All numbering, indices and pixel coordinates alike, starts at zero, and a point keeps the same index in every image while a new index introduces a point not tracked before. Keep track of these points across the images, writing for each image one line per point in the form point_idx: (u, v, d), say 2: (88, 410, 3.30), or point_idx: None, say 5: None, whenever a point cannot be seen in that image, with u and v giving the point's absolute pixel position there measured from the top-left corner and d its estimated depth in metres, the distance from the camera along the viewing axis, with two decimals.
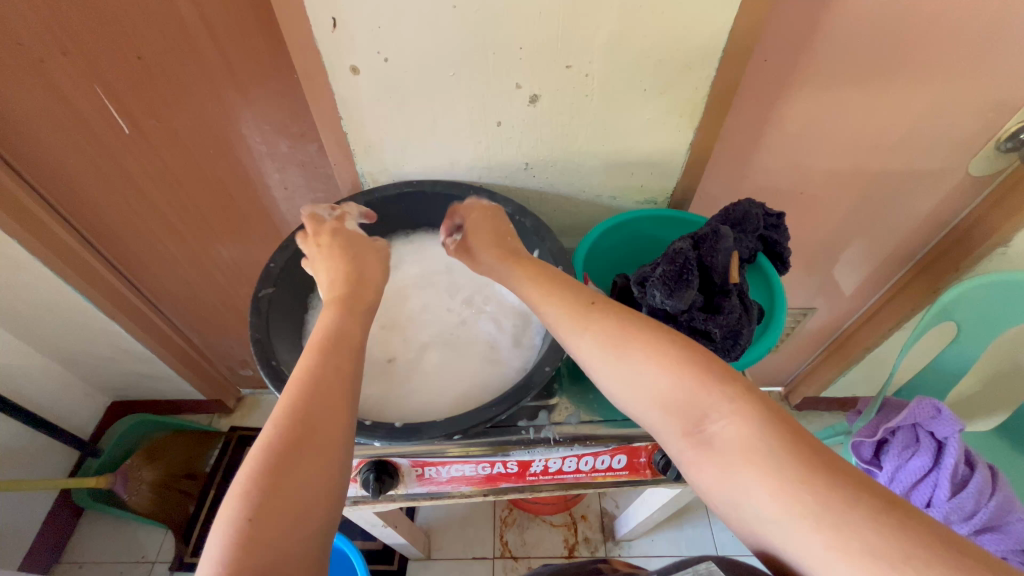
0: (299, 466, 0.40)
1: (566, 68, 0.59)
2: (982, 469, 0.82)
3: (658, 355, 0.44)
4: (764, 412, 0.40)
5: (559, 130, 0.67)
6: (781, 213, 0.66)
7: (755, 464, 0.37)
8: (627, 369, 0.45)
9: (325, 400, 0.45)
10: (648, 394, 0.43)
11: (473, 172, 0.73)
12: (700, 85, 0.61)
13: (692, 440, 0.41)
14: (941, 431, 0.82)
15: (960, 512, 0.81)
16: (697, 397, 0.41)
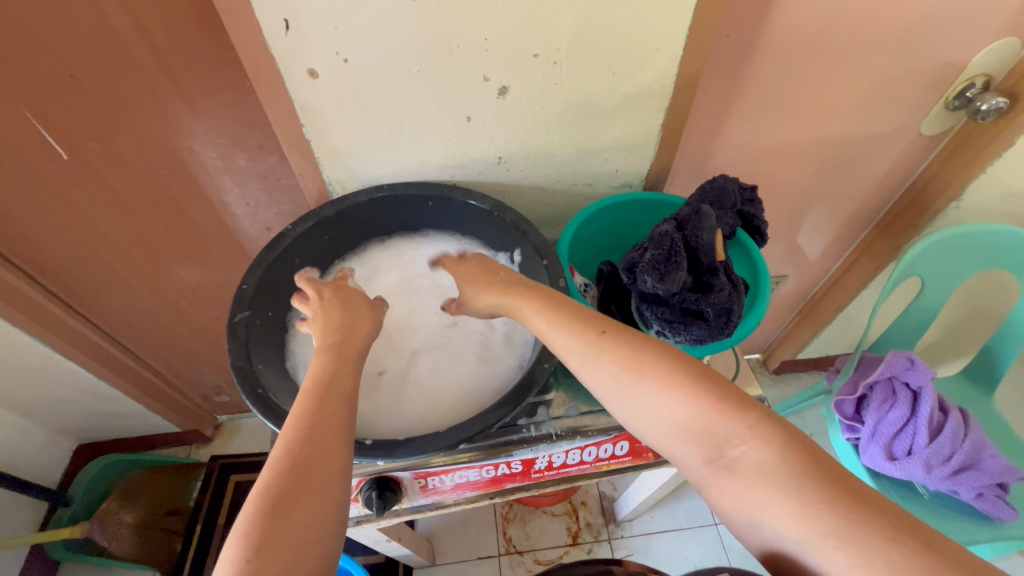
0: (297, 504, 0.39)
1: (534, 57, 0.58)
2: (954, 413, 0.87)
3: (676, 385, 0.44)
4: (782, 436, 0.41)
5: (530, 121, 0.65)
6: (753, 186, 0.67)
7: (773, 486, 0.38)
8: (644, 399, 0.45)
9: (323, 434, 0.43)
10: (666, 423, 0.44)
11: (446, 171, 0.71)
12: (668, 65, 0.61)
13: (713, 465, 0.42)
14: (914, 381, 0.88)
15: (939, 456, 0.85)
16: (717, 423, 0.42)
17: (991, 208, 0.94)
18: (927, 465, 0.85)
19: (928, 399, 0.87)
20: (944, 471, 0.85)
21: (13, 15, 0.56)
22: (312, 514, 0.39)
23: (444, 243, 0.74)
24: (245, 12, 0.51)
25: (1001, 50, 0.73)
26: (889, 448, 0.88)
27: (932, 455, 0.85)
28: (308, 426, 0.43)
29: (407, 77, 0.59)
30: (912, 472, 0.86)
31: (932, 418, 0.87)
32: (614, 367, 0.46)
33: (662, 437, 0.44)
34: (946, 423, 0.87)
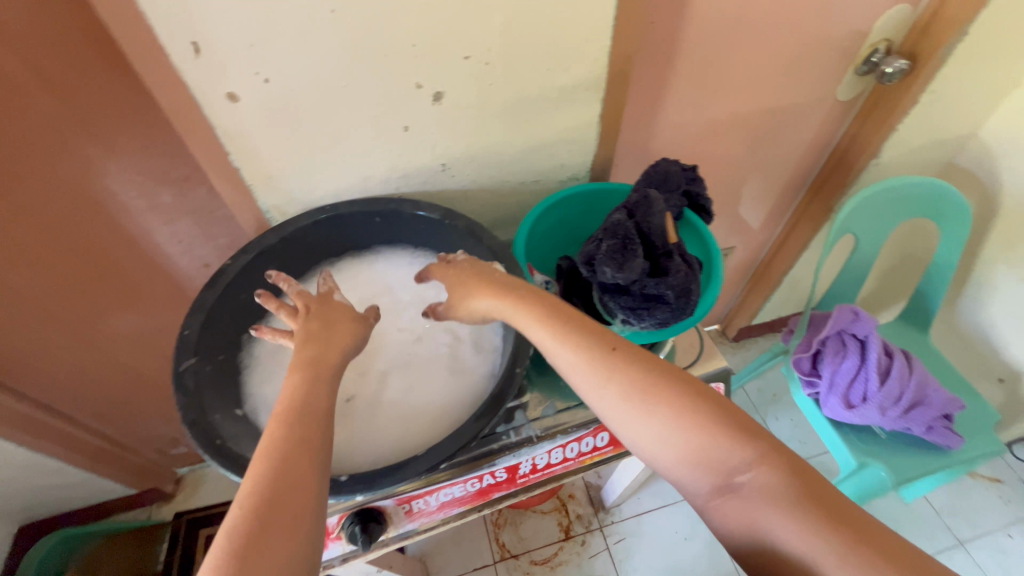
0: (265, 556, 0.36)
1: (465, 59, 0.57)
2: (898, 354, 0.93)
3: (688, 411, 0.45)
4: (783, 461, 0.43)
5: (470, 124, 0.64)
6: (694, 167, 0.69)
7: (780, 512, 0.41)
8: (656, 421, 0.45)
9: (291, 478, 0.39)
10: (675, 446, 0.45)
11: (390, 183, 0.69)
12: (599, 56, 0.62)
13: (719, 487, 0.44)
14: (860, 331, 0.93)
15: (891, 398, 0.91)
16: (724, 449, 0.44)
17: (906, 162, 1.02)
18: (881, 408, 0.91)
19: (874, 347, 0.92)
20: (897, 412, 0.91)
21: None
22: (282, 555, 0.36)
23: (398, 258, 0.72)
24: (149, 35, 0.47)
25: (898, 16, 0.79)
26: (847, 398, 0.93)
27: (884, 398, 0.91)
28: (279, 458, 0.40)
29: (337, 92, 0.56)
30: (869, 417, 0.92)
31: (880, 364, 0.92)
32: (619, 395, 0.46)
33: (663, 459, 0.46)
34: (892, 366, 0.92)
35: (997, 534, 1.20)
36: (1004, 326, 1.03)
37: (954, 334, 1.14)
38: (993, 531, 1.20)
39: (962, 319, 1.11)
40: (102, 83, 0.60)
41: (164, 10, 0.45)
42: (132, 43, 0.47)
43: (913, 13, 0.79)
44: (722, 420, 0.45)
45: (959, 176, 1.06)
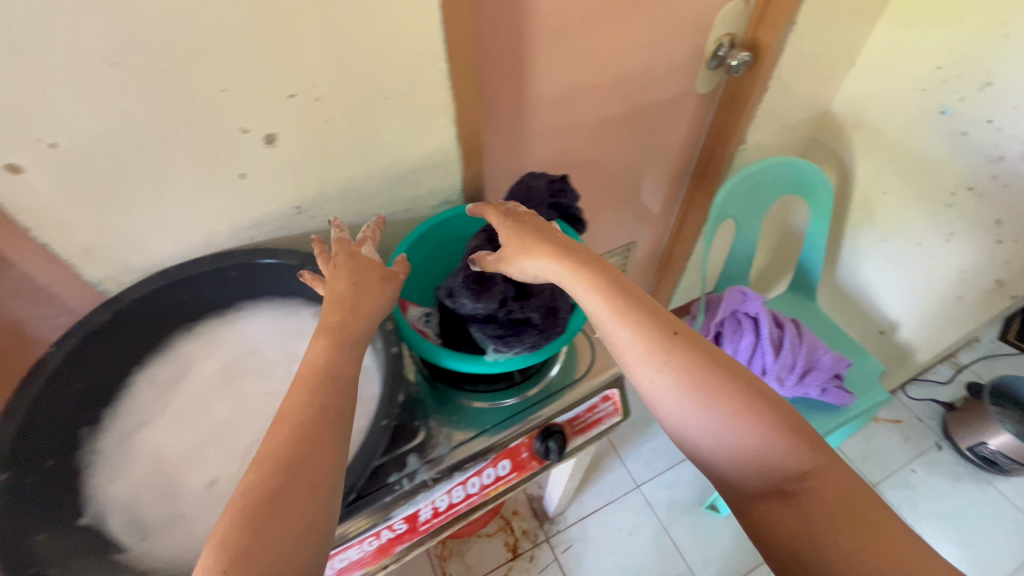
0: (280, 513, 0.36)
1: (290, 97, 0.53)
2: (788, 326, 0.99)
3: (749, 413, 0.44)
4: (846, 480, 0.43)
5: (316, 163, 0.60)
6: (564, 177, 0.70)
7: (843, 528, 0.40)
8: (711, 416, 0.45)
9: (315, 443, 0.39)
10: (729, 443, 0.45)
11: (242, 235, 0.63)
12: (439, 80, 0.60)
13: (774, 492, 0.43)
14: (751, 308, 0.97)
15: (785, 368, 0.96)
16: (786, 456, 0.43)
17: (773, 143, 1.08)
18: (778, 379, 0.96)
19: (765, 322, 0.97)
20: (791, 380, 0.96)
21: None
22: (287, 531, 0.36)
23: (265, 314, 0.66)
24: None
25: (735, 10, 0.82)
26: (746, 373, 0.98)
27: (779, 370, 0.95)
28: (296, 437, 0.39)
29: (152, 146, 0.51)
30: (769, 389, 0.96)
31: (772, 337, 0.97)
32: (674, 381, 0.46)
33: (714, 450, 0.46)
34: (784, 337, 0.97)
35: (902, 471, 1.31)
36: (876, 283, 1.12)
37: (838, 296, 1.22)
38: (899, 469, 1.31)
39: (842, 281, 1.20)
40: None
41: None
42: None
43: (750, 6, 0.83)
44: (773, 414, 0.45)
45: (821, 151, 1.14)
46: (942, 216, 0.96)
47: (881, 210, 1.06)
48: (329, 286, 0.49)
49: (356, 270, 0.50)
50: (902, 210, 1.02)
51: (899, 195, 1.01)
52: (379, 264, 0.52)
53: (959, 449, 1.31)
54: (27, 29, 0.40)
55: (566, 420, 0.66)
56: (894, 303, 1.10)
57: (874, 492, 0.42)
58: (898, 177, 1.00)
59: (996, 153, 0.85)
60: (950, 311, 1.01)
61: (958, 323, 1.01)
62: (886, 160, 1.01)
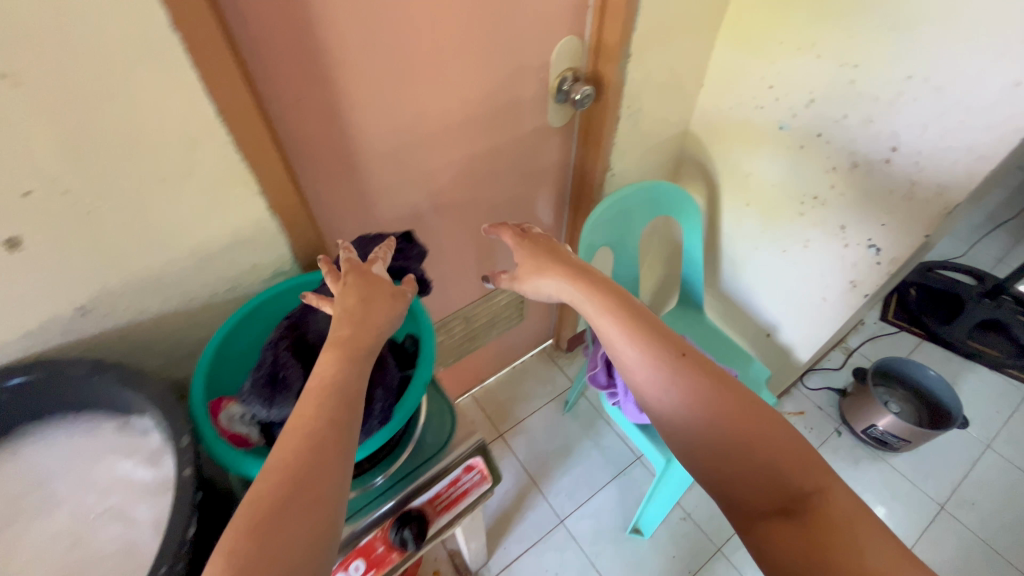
0: (284, 524, 0.36)
1: (26, 196, 0.45)
2: None
3: (756, 429, 0.51)
4: (843, 503, 0.45)
5: (89, 259, 0.52)
6: (402, 236, 0.66)
7: (840, 537, 0.43)
8: (718, 428, 0.52)
9: (319, 456, 0.39)
10: (737, 454, 0.50)
11: (10, 350, 0.54)
12: (226, 154, 0.54)
13: (779, 506, 0.47)
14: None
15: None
16: (789, 470, 0.48)
17: (641, 166, 1.09)
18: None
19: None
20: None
21: None
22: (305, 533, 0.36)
23: (55, 436, 0.57)
24: None
25: (569, 46, 0.82)
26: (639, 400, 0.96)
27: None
28: (309, 443, 0.39)
29: None
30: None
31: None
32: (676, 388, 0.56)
33: (722, 455, 0.51)
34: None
35: None
36: (755, 290, 1.16)
37: (726, 304, 1.26)
38: None
39: (726, 290, 1.23)
40: None
41: None
42: None
43: (585, 41, 0.83)
44: (769, 425, 0.51)
45: (690, 168, 1.16)
46: (796, 224, 1.00)
47: (748, 222, 1.09)
48: (339, 300, 0.49)
49: (367, 288, 0.51)
50: (763, 220, 1.06)
51: (759, 206, 1.05)
52: (386, 283, 0.53)
53: (856, 433, 1.38)
54: None
55: (425, 500, 0.61)
56: (772, 307, 1.14)
57: (865, 514, 0.45)
58: (755, 190, 1.04)
59: (830, 164, 0.89)
60: (818, 313, 1.05)
61: (825, 324, 1.05)
62: (743, 174, 1.05)
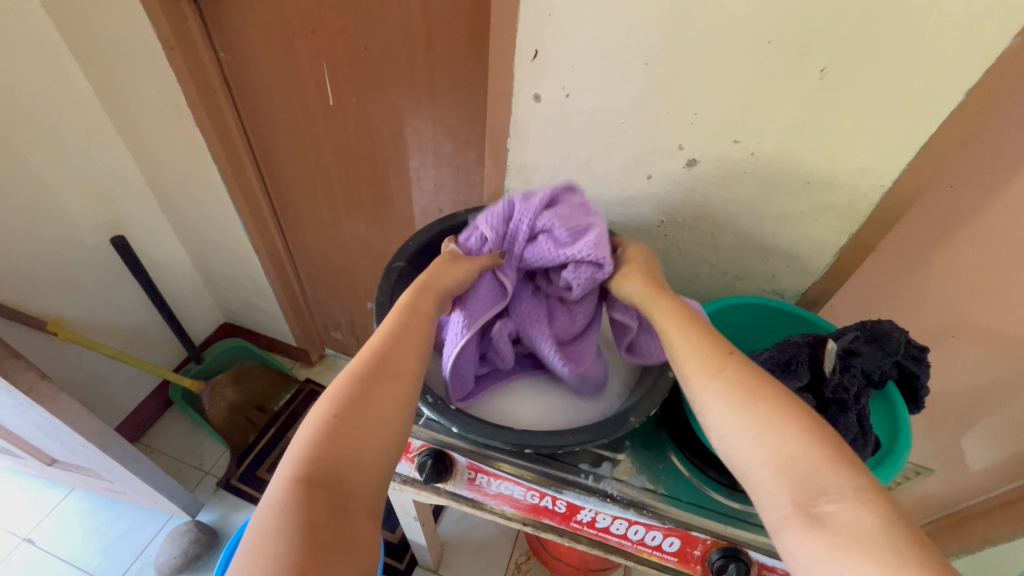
0: (363, 425, 0.40)
1: (733, 142, 0.60)
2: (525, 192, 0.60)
3: (778, 423, 0.40)
4: (884, 510, 0.35)
5: (707, 200, 0.67)
6: (925, 347, 0.61)
7: (861, 550, 0.33)
8: (740, 432, 0.41)
9: (388, 382, 0.43)
10: (761, 461, 0.39)
11: (608, 215, 0.75)
12: (870, 192, 0.59)
13: (801, 510, 0.36)
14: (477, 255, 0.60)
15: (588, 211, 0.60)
16: (817, 466, 0.37)
17: None
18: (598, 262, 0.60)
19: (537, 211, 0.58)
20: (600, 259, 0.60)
21: (363, 25, 0.74)
22: (381, 429, 0.41)
23: None
24: (533, 85, 0.65)
25: None
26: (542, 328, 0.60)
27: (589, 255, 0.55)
28: None
29: (609, 159, 0.68)
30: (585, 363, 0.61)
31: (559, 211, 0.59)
32: (694, 353, 0.46)
33: (741, 449, 0.40)
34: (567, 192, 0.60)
35: None
36: None
37: None
38: None
39: None
40: (460, 81, 0.75)
41: (550, 72, 0.63)
42: (496, 47, 0.63)
43: None
44: None
45: None
46: None
47: None
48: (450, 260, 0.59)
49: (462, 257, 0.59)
50: None
51: None
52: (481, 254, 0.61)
53: None
54: (623, 66, 0.59)
55: (762, 561, 0.60)
56: None
57: (868, 502, 0.35)
58: None
59: None
60: None
61: None
62: None
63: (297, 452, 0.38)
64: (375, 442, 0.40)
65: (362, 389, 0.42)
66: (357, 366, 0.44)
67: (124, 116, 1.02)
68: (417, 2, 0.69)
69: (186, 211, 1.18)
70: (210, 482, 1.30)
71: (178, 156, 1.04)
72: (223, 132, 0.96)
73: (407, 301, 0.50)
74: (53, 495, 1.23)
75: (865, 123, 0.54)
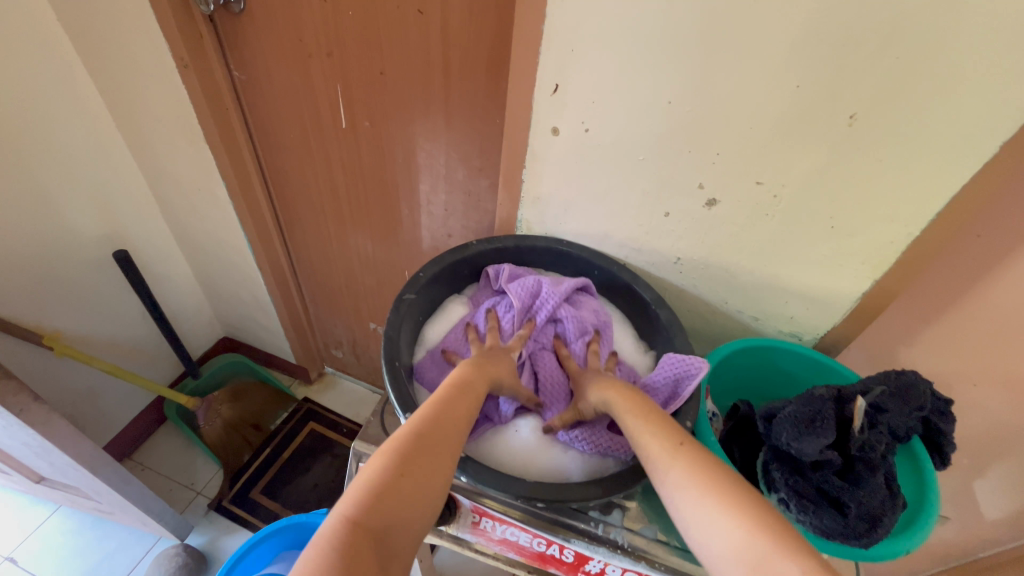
0: (421, 480, 0.44)
1: (755, 183, 0.59)
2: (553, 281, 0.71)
3: (734, 513, 0.41)
4: None
5: (726, 240, 0.65)
6: (950, 401, 0.58)
7: None
8: (701, 526, 0.42)
9: (442, 442, 0.48)
10: (725, 554, 0.40)
11: (622, 250, 0.73)
12: (896, 239, 0.57)
13: None
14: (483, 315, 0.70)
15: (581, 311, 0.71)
16: (773, 556, 0.38)
17: None
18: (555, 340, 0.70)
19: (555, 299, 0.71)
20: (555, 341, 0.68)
21: (380, 50, 0.73)
22: (435, 487, 0.45)
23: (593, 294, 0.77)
24: (552, 118, 0.64)
25: None
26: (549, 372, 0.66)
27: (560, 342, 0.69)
28: None
29: (626, 194, 0.67)
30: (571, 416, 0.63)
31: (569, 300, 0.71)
32: (649, 441, 0.49)
33: (706, 543, 0.41)
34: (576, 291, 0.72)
35: None
36: None
37: None
38: None
39: None
40: (477, 110, 0.74)
41: (570, 106, 0.62)
42: (516, 80, 0.62)
43: None
44: None
45: None
46: None
47: None
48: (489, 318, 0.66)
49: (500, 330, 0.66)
50: None
51: None
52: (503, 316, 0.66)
53: None
54: (646, 104, 0.58)
55: None
56: None
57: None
58: None
59: None
60: None
61: None
62: None
63: (355, 495, 0.42)
64: (425, 502, 0.44)
65: (418, 453, 0.45)
66: (418, 422, 0.49)
67: (134, 130, 1.01)
68: (436, 30, 0.68)
69: (191, 226, 1.17)
70: (202, 502, 1.26)
71: (187, 172, 1.03)
72: (233, 150, 0.95)
73: (469, 367, 0.57)
74: (39, 512, 1.19)
75: (895, 169, 0.53)
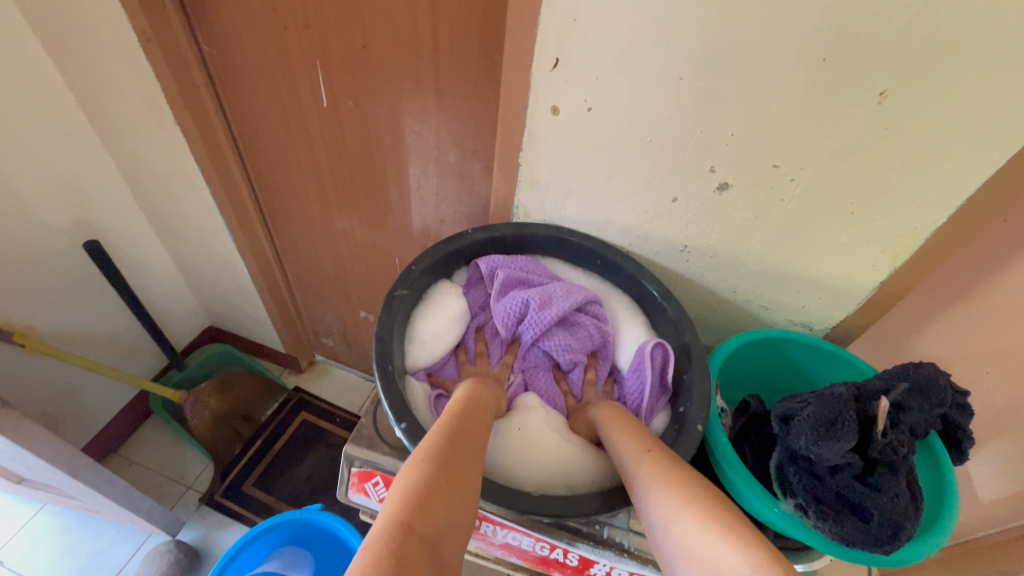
0: (452, 491, 0.42)
1: (771, 167, 0.55)
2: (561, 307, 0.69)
3: (687, 506, 0.42)
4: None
5: (737, 226, 0.61)
6: (967, 391, 0.56)
7: None
8: (659, 521, 0.43)
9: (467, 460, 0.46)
10: (678, 547, 0.41)
11: (626, 237, 0.69)
12: (920, 225, 0.54)
13: None
14: (478, 327, 0.73)
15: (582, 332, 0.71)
16: (718, 547, 0.38)
17: None
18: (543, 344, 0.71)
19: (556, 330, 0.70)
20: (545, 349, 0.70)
21: (361, 20, 0.67)
22: (466, 504, 0.42)
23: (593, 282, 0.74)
24: (552, 95, 0.59)
25: None
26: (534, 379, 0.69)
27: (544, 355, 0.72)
28: None
29: (630, 178, 0.62)
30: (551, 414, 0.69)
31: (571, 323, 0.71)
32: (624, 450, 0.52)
33: (664, 541, 0.42)
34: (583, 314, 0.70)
35: None
36: None
37: None
38: None
39: None
40: (469, 86, 0.69)
41: (572, 82, 0.56)
42: (512, 53, 0.57)
43: None
44: None
45: None
46: None
47: None
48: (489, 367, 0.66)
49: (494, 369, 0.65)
50: None
51: None
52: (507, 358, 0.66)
53: None
54: (655, 80, 0.53)
55: None
56: None
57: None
58: None
59: None
60: None
61: None
62: None
63: (400, 497, 0.39)
64: (465, 505, 0.42)
65: (451, 457, 0.45)
66: (442, 438, 0.47)
67: (99, 111, 0.94)
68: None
69: (168, 213, 1.11)
70: (193, 497, 1.23)
71: (159, 155, 0.97)
72: (206, 131, 0.89)
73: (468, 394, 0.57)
74: (23, 510, 1.16)
75: (926, 149, 0.49)
